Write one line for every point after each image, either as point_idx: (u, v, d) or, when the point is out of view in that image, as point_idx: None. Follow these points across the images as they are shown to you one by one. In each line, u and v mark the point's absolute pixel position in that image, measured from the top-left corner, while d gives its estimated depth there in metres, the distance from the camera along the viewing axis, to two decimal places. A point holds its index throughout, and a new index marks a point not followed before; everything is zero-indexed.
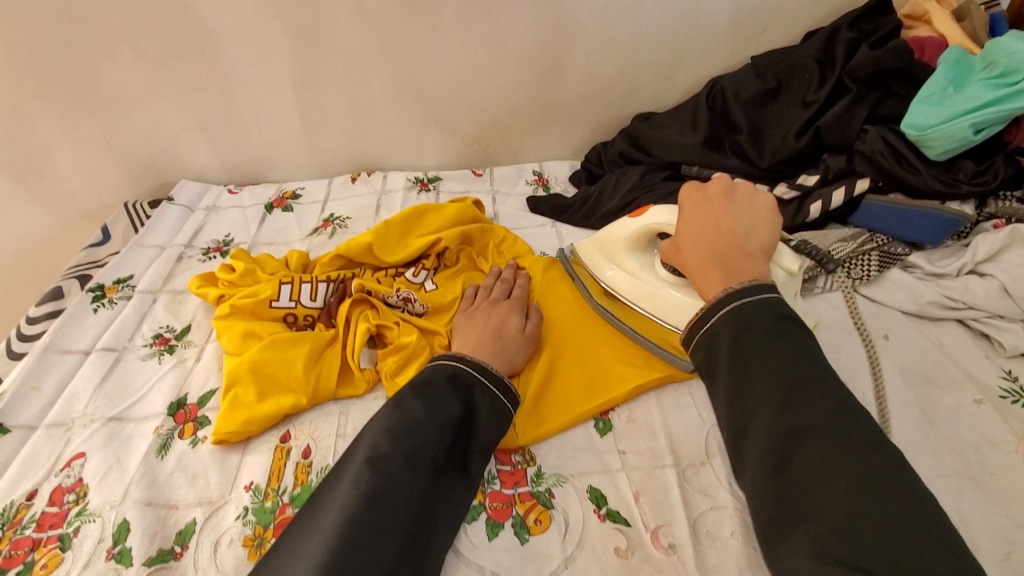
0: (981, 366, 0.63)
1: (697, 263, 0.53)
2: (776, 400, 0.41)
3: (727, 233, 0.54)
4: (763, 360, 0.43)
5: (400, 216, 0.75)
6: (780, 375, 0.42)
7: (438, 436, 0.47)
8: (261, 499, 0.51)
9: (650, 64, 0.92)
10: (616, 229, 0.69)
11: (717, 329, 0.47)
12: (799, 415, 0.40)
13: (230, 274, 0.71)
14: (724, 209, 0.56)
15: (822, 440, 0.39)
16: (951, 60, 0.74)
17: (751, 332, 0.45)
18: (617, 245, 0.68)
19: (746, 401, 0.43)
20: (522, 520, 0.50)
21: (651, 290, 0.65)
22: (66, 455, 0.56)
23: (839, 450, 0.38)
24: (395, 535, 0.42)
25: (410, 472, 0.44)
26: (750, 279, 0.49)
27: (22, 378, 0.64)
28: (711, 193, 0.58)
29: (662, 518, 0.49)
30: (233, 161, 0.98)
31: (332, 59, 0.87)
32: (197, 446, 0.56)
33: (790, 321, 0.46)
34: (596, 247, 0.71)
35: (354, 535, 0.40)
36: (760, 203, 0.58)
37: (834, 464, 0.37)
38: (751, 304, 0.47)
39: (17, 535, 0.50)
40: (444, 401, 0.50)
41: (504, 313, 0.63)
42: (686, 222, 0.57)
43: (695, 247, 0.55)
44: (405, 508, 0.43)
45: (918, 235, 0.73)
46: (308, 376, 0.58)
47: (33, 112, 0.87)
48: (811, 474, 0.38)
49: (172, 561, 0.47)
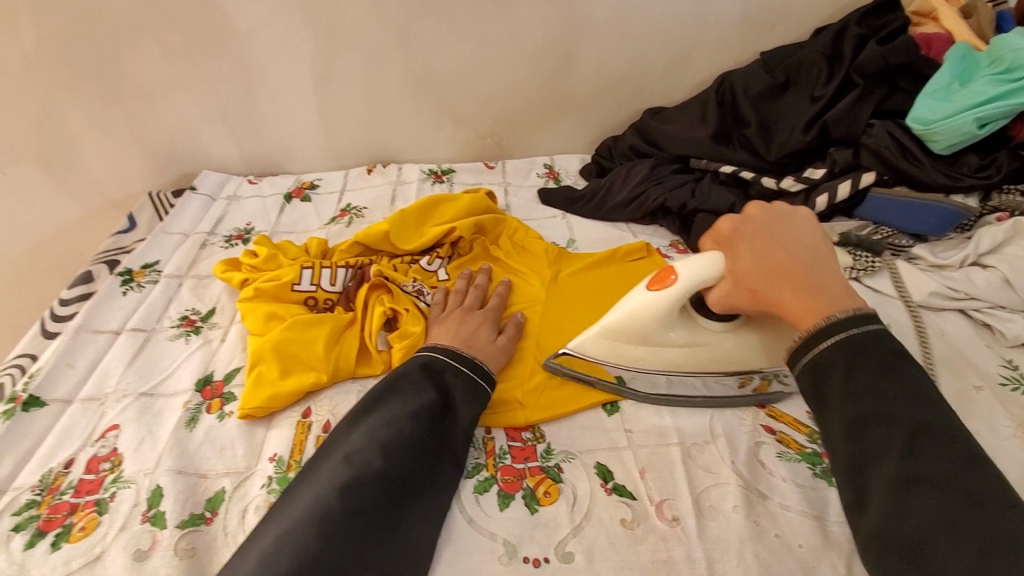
0: (983, 355, 0.65)
1: (790, 296, 0.48)
2: (900, 445, 0.39)
3: (795, 260, 0.49)
4: (884, 398, 0.41)
5: (415, 206, 0.77)
6: (899, 421, 0.40)
7: (413, 424, 0.51)
8: (284, 470, 0.53)
9: (660, 60, 0.94)
10: (632, 310, 0.55)
11: (821, 356, 0.44)
12: (920, 465, 0.39)
13: (253, 258, 0.73)
14: (781, 233, 0.51)
15: (944, 492, 0.38)
16: (957, 56, 0.75)
17: (865, 370, 0.42)
18: (647, 327, 0.56)
19: (861, 441, 0.41)
20: (533, 492, 0.52)
21: (712, 352, 0.57)
22: (101, 427, 0.59)
23: (965, 507, 0.37)
24: (370, 517, 0.44)
25: (384, 457, 0.48)
26: (852, 304, 0.46)
27: (58, 355, 0.67)
28: (753, 219, 0.53)
29: (667, 492, 0.51)
30: (253, 152, 1.01)
31: (351, 54, 0.90)
32: (224, 420, 0.59)
33: (902, 356, 0.43)
34: (615, 338, 0.57)
35: (329, 518, 0.43)
36: (809, 219, 0.53)
37: (958, 521, 0.36)
38: (861, 338, 0.44)
39: (56, 499, 0.53)
40: (419, 389, 0.54)
41: (475, 324, 0.62)
42: (747, 259, 0.51)
43: (771, 281, 0.49)
44: (376, 491, 0.46)
45: (921, 227, 0.74)
46: (328, 356, 0.61)
47: (63, 104, 0.90)
48: (930, 530, 0.37)
49: (203, 525, 0.50)
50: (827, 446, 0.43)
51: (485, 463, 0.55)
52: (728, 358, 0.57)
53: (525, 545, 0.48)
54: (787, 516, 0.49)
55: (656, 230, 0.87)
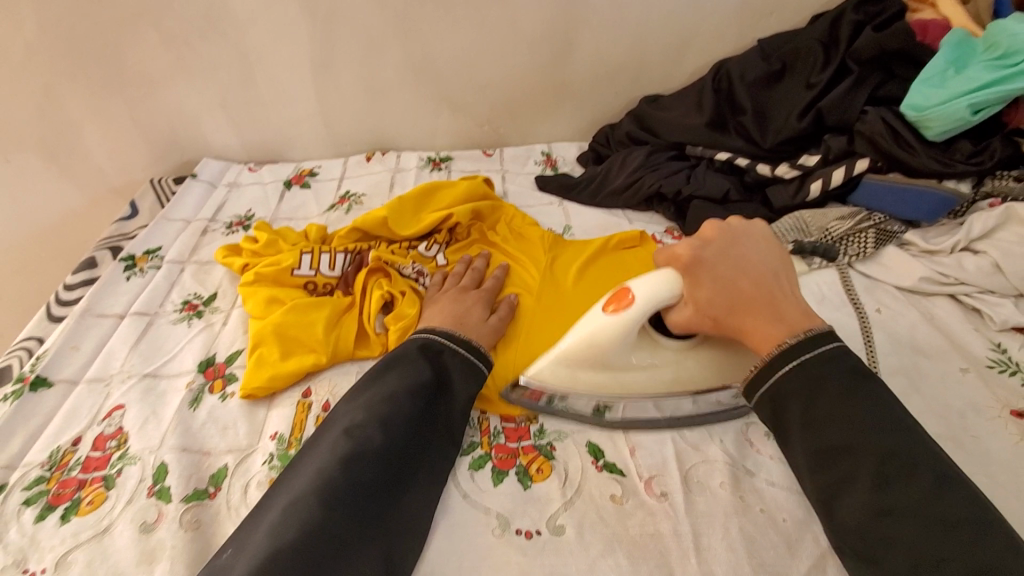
0: (971, 338, 0.65)
1: (751, 322, 0.48)
2: (866, 477, 0.42)
3: (758, 289, 0.49)
4: (843, 428, 0.43)
5: (413, 192, 0.78)
6: (867, 450, 0.42)
7: (411, 400, 0.52)
8: (285, 447, 0.55)
9: (657, 48, 0.94)
10: (586, 334, 0.51)
11: (782, 389, 0.46)
12: (889, 495, 0.41)
13: (253, 244, 0.75)
14: (739, 258, 0.51)
15: (913, 519, 0.40)
16: (954, 42, 0.75)
17: (826, 402, 0.45)
18: (607, 353, 0.51)
19: (830, 470, 0.43)
20: (526, 469, 0.54)
21: (675, 374, 0.53)
22: (107, 407, 0.61)
23: (937, 534, 0.39)
24: (370, 492, 0.46)
25: (384, 434, 0.49)
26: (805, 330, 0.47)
27: (64, 338, 0.68)
28: (712, 240, 0.51)
29: (656, 469, 0.53)
30: (254, 140, 1.02)
31: (350, 41, 0.90)
32: (226, 400, 0.60)
33: (862, 375, 0.46)
34: (573, 365, 0.53)
35: (333, 491, 0.44)
36: (759, 234, 0.53)
37: (933, 552, 0.38)
38: (815, 362, 0.46)
39: (64, 475, 0.55)
40: (415, 368, 0.55)
41: (470, 303, 0.64)
42: (709, 287, 0.49)
43: (734, 306, 0.49)
44: (377, 464, 0.47)
45: (915, 213, 0.75)
46: (328, 338, 0.63)
47: (64, 91, 0.91)
48: (909, 562, 0.39)
49: (206, 500, 0.52)
50: (802, 477, 0.46)
51: (480, 441, 0.56)
52: (693, 379, 0.53)
53: (518, 518, 0.50)
54: (772, 492, 0.50)
55: (653, 217, 0.88)
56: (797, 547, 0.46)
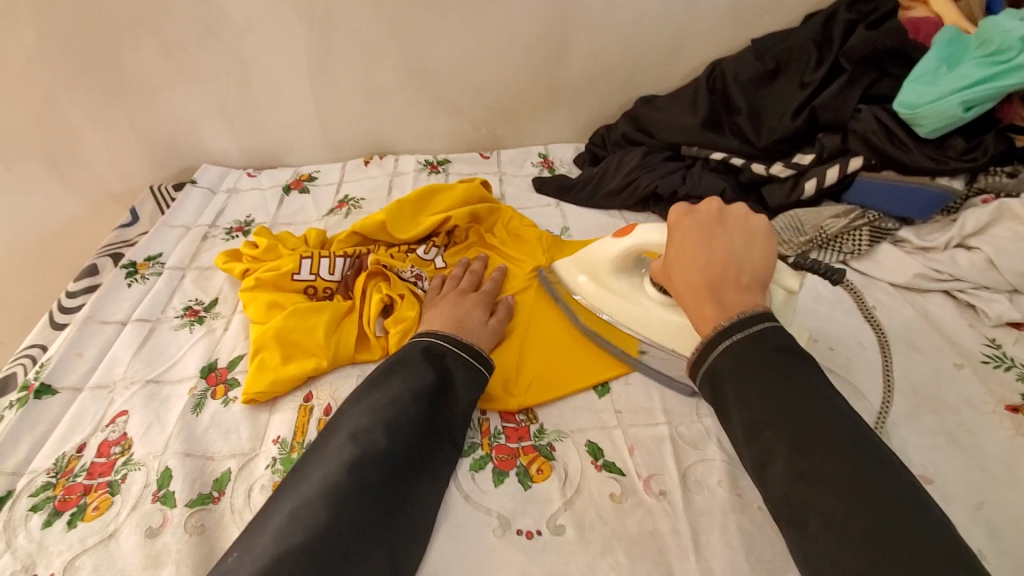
0: (966, 334, 0.66)
1: (690, 296, 0.50)
2: (789, 447, 0.41)
3: (713, 267, 0.49)
4: (768, 400, 0.42)
5: (411, 196, 0.79)
6: (791, 421, 0.41)
7: (414, 404, 0.53)
8: (287, 451, 0.56)
9: (652, 48, 0.95)
10: (598, 249, 0.63)
11: (717, 368, 0.46)
12: (809, 463, 0.40)
13: (253, 249, 0.75)
14: (712, 237, 0.51)
15: (828, 484, 0.39)
16: (946, 39, 0.76)
17: (752, 377, 0.44)
18: (602, 266, 0.62)
19: (757, 441, 0.42)
20: (526, 469, 0.54)
21: (638, 314, 0.59)
22: (111, 413, 0.62)
23: (852, 495, 0.38)
24: (374, 496, 0.46)
25: (388, 436, 0.50)
26: (743, 317, 0.46)
27: (67, 345, 0.69)
28: (701, 212, 0.53)
29: (654, 468, 0.54)
30: (252, 146, 1.03)
31: (347, 46, 0.91)
32: (229, 405, 0.61)
33: (790, 350, 0.45)
34: (579, 268, 0.65)
35: (337, 493, 0.45)
36: (755, 226, 0.51)
37: (847, 514, 0.37)
38: (746, 339, 0.45)
39: (70, 481, 0.56)
40: (418, 371, 0.55)
41: (469, 307, 0.64)
42: (675, 250, 0.52)
43: (685, 277, 0.51)
44: (383, 467, 0.48)
45: (909, 210, 0.75)
46: (328, 342, 0.63)
47: (64, 99, 0.92)
48: (827, 528, 0.38)
49: (210, 504, 0.52)
50: (740, 451, 0.45)
51: (480, 442, 0.57)
52: (650, 326, 0.59)
53: (519, 518, 0.50)
54: None
55: (649, 217, 0.89)
56: None
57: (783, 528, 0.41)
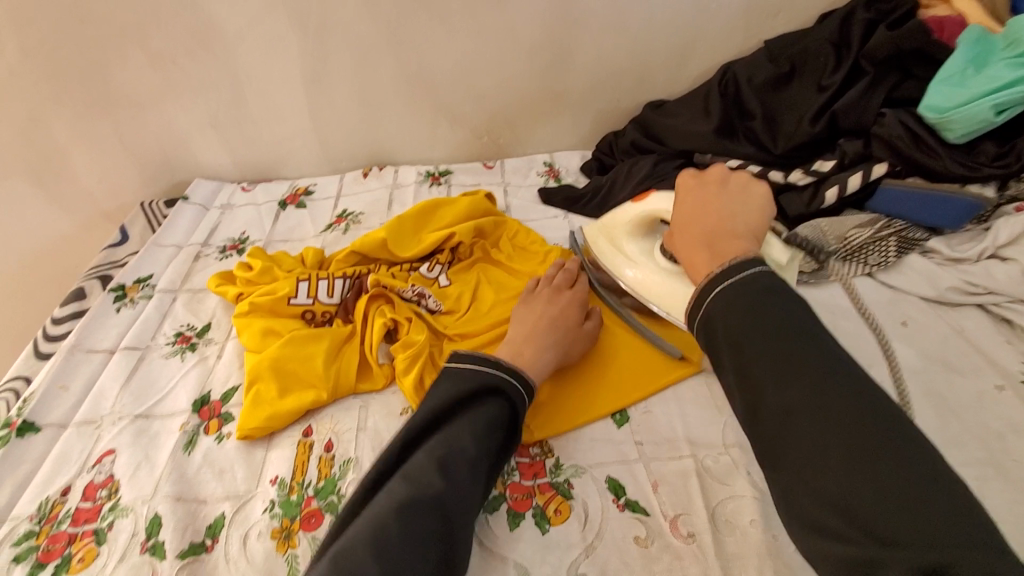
0: (1005, 351, 0.62)
1: (692, 248, 0.53)
2: (769, 380, 0.40)
3: (713, 219, 0.54)
4: (755, 340, 0.41)
5: (412, 211, 0.75)
6: (774, 354, 0.40)
7: (476, 444, 0.47)
8: (286, 493, 0.52)
9: (660, 52, 0.91)
10: (615, 214, 0.71)
11: (711, 314, 0.45)
12: (790, 394, 0.38)
13: (247, 271, 0.71)
14: (713, 199, 0.57)
15: (805, 411, 0.37)
16: (973, 39, 0.72)
17: (741, 317, 0.42)
18: (620, 228, 0.69)
19: (743, 381, 0.41)
20: (543, 510, 0.50)
21: (642, 276, 0.65)
22: (97, 452, 0.58)
23: (830, 424, 0.36)
24: (426, 541, 0.42)
25: (443, 477, 0.44)
26: (741, 255, 0.47)
27: (51, 377, 0.65)
28: (707, 180, 0.60)
29: (681, 507, 0.50)
30: (246, 159, 0.99)
31: (342, 54, 0.87)
32: (222, 442, 0.57)
33: (777, 291, 0.43)
34: (599, 234, 0.72)
35: (386, 540, 0.41)
36: (755, 195, 0.58)
37: (829, 440, 0.36)
38: (738, 285, 0.45)
39: (53, 529, 0.52)
40: (480, 406, 0.50)
41: (566, 304, 0.63)
42: (682, 209, 0.58)
43: (685, 234, 0.56)
44: (435, 514, 0.43)
45: (937, 219, 0.71)
46: (328, 372, 0.59)
47: (48, 115, 0.88)
48: (808, 455, 0.36)
49: (203, 554, 0.48)
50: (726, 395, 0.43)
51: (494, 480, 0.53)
52: (650, 287, 0.64)
53: (537, 567, 0.46)
54: None
55: None
56: None
57: (760, 463, 0.40)
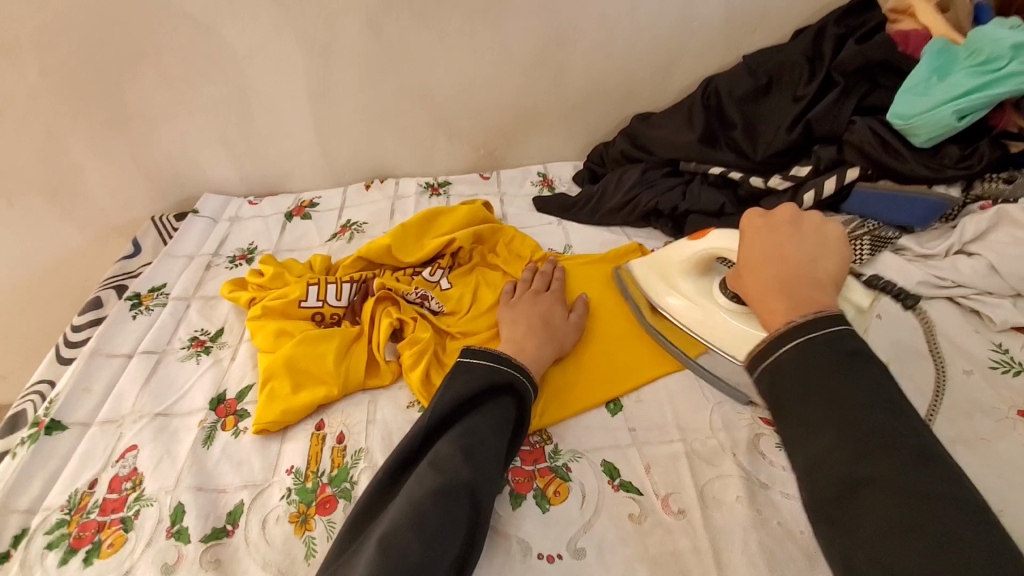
0: (974, 340, 0.66)
1: (762, 296, 0.49)
2: (847, 451, 0.38)
3: (787, 262, 0.50)
4: (833, 407, 0.39)
5: (415, 218, 0.79)
6: (853, 426, 0.38)
7: (497, 438, 0.51)
8: (302, 481, 0.55)
9: (647, 67, 0.97)
10: (662, 253, 0.70)
11: (780, 365, 0.42)
12: (869, 470, 0.37)
13: (259, 277, 0.75)
14: (784, 239, 0.52)
15: (889, 494, 0.36)
16: (934, 51, 0.77)
17: (815, 374, 0.41)
18: (672, 266, 0.68)
19: (813, 443, 0.39)
20: (543, 492, 0.54)
21: (705, 316, 0.64)
22: (120, 448, 0.61)
23: (912, 507, 0.35)
24: (460, 528, 0.45)
25: (470, 465, 0.48)
26: (818, 311, 0.44)
27: (75, 380, 0.68)
28: (777, 220, 0.54)
29: (672, 486, 0.53)
30: (253, 173, 1.03)
31: (346, 73, 0.92)
32: (239, 436, 0.60)
33: (860, 357, 0.41)
34: (649, 270, 0.70)
35: (424, 519, 0.44)
36: (830, 236, 0.53)
37: (913, 526, 0.34)
38: (819, 343, 0.42)
39: (83, 518, 0.55)
40: (498, 398, 0.54)
41: (549, 304, 0.67)
42: (747, 248, 0.54)
43: (757, 280, 0.51)
44: (467, 499, 0.46)
45: (907, 219, 0.76)
46: (339, 369, 0.63)
47: (66, 134, 0.92)
48: (881, 534, 0.35)
49: (224, 538, 0.52)
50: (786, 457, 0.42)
51: None
52: (715, 328, 0.62)
53: (539, 542, 0.50)
54: (788, 504, 0.51)
55: (650, 233, 0.89)
56: (816, 560, 0.47)
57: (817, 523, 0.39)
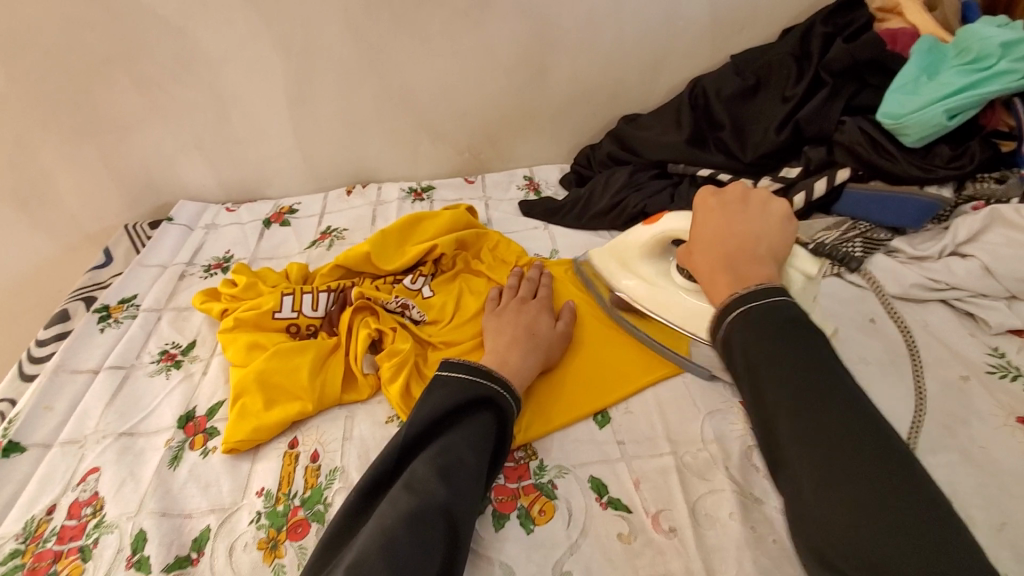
0: (968, 344, 0.65)
1: (710, 269, 0.52)
2: (792, 410, 0.40)
3: (736, 238, 0.52)
4: (778, 367, 0.42)
5: (396, 224, 0.77)
6: (799, 387, 0.41)
7: (475, 456, 0.48)
8: (273, 503, 0.52)
9: (634, 68, 0.95)
10: (621, 239, 0.68)
11: (730, 336, 0.46)
12: (809, 424, 0.39)
13: (232, 287, 0.72)
14: (736, 215, 0.54)
15: (836, 446, 0.38)
16: (924, 49, 0.75)
17: (764, 339, 0.44)
18: (631, 252, 0.66)
19: (762, 404, 0.42)
20: (528, 511, 0.51)
21: (665, 296, 0.62)
22: (82, 470, 0.58)
23: (852, 456, 0.37)
24: (435, 553, 0.42)
25: (446, 486, 0.45)
26: (758, 283, 0.48)
27: (37, 398, 0.65)
28: (727, 198, 0.56)
29: (662, 502, 0.51)
30: (231, 179, 1.00)
31: (325, 76, 0.89)
32: (207, 456, 0.57)
33: (802, 326, 0.44)
34: (610, 257, 0.69)
35: (396, 541, 0.41)
36: (775, 211, 0.54)
37: (854, 472, 0.37)
38: (762, 309, 0.46)
39: (40, 547, 0.52)
40: (475, 414, 0.51)
41: (535, 312, 0.65)
42: (700, 225, 0.55)
43: (706, 253, 0.53)
44: (443, 521, 0.44)
45: (900, 220, 0.74)
46: (313, 384, 0.60)
47: (33, 141, 0.89)
48: (826, 479, 0.37)
49: (189, 567, 0.49)
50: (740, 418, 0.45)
51: None
52: (671, 306, 0.61)
53: (522, 565, 0.47)
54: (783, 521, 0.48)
55: None
56: None
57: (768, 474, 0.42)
